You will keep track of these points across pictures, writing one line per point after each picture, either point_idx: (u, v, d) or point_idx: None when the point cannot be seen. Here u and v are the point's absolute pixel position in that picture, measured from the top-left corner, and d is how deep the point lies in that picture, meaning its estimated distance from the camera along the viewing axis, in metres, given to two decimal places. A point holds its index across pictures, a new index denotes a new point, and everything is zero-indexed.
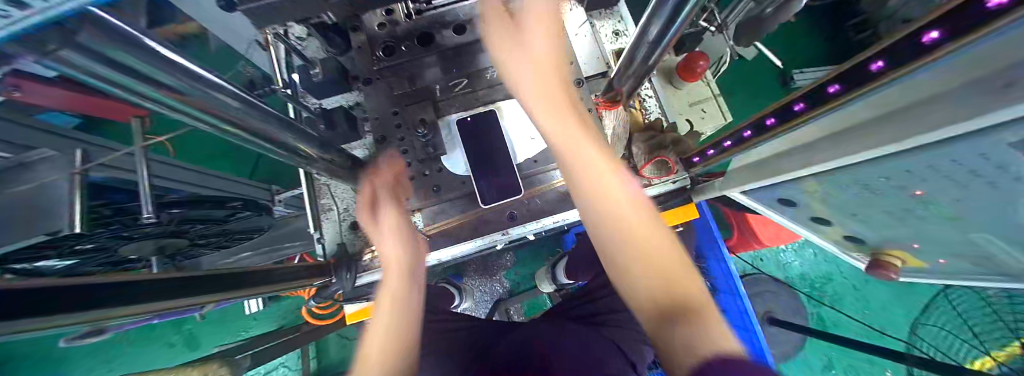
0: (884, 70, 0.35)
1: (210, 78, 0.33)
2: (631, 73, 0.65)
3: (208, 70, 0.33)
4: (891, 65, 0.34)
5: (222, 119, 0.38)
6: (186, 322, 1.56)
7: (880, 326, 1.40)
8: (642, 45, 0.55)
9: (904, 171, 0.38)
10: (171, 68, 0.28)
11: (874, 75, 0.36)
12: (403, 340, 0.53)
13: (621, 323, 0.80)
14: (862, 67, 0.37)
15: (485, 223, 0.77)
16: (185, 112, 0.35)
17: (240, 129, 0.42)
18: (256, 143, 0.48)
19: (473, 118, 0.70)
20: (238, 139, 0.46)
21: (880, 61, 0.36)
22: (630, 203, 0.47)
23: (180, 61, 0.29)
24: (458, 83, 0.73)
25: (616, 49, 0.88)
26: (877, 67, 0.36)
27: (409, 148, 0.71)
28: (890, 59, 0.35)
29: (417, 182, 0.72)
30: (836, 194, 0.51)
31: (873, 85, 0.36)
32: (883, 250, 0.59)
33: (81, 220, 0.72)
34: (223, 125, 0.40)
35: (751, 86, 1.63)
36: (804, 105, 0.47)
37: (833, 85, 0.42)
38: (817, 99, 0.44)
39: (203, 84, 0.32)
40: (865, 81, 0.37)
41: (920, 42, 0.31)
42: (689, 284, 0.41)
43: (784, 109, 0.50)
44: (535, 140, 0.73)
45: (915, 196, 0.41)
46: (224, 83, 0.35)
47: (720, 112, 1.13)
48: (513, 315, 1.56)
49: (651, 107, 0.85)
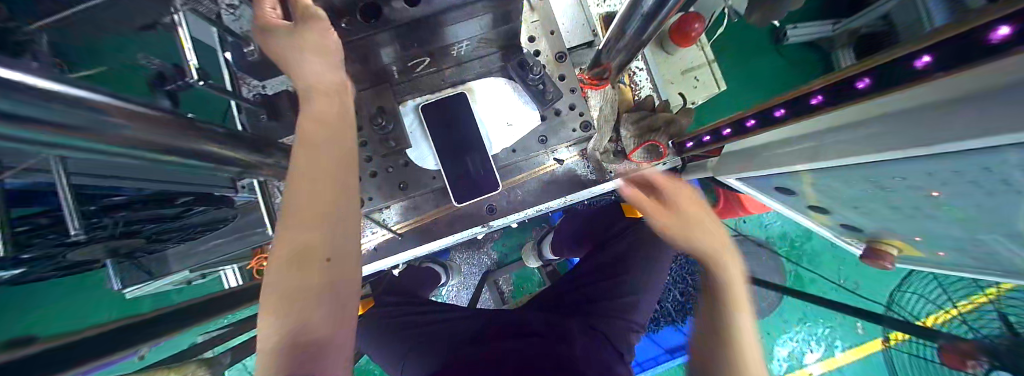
0: (930, 67, 0.31)
1: (103, 101, 0.26)
2: (624, 47, 0.56)
3: (103, 90, 0.27)
4: (939, 63, 0.30)
5: (136, 143, 0.32)
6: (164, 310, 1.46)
7: (864, 292, 1.50)
8: (635, 18, 0.47)
9: (924, 174, 0.37)
10: (40, 102, 0.21)
11: (920, 73, 0.32)
12: (312, 291, 0.41)
13: (608, 312, 0.81)
14: (906, 63, 0.33)
15: (461, 218, 0.73)
16: (84, 147, 0.28)
17: (160, 151, 0.35)
18: (179, 162, 0.40)
19: (439, 103, 0.63)
20: (154, 161, 0.38)
21: (926, 57, 0.31)
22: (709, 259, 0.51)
23: (58, 87, 0.22)
24: (419, 62, 0.61)
25: (603, 13, 0.78)
26: (923, 64, 0.32)
27: (368, 138, 0.62)
28: (940, 56, 0.30)
29: (379, 178, 0.65)
30: (843, 188, 0.51)
31: (915, 83, 0.33)
32: (884, 239, 0.61)
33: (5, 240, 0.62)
34: (139, 151, 0.33)
35: (744, 44, 1.53)
36: (823, 98, 0.43)
37: (863, 79, 0.38)
38: (838, 94, 0.41)
39: (84, 112, 0.25)
40: (910, 79, 0.33)
41: (984, 38, 0.27)
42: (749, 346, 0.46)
43: (796, 100, 0.47)
44: (513, 127, 0.66)
45: (930, 196, 0.41)
46: (129, 105, 0.29)
47: (713, 80, 1.05)
48: (501, 286, 1.57)
49: (642, 81, 0.77)
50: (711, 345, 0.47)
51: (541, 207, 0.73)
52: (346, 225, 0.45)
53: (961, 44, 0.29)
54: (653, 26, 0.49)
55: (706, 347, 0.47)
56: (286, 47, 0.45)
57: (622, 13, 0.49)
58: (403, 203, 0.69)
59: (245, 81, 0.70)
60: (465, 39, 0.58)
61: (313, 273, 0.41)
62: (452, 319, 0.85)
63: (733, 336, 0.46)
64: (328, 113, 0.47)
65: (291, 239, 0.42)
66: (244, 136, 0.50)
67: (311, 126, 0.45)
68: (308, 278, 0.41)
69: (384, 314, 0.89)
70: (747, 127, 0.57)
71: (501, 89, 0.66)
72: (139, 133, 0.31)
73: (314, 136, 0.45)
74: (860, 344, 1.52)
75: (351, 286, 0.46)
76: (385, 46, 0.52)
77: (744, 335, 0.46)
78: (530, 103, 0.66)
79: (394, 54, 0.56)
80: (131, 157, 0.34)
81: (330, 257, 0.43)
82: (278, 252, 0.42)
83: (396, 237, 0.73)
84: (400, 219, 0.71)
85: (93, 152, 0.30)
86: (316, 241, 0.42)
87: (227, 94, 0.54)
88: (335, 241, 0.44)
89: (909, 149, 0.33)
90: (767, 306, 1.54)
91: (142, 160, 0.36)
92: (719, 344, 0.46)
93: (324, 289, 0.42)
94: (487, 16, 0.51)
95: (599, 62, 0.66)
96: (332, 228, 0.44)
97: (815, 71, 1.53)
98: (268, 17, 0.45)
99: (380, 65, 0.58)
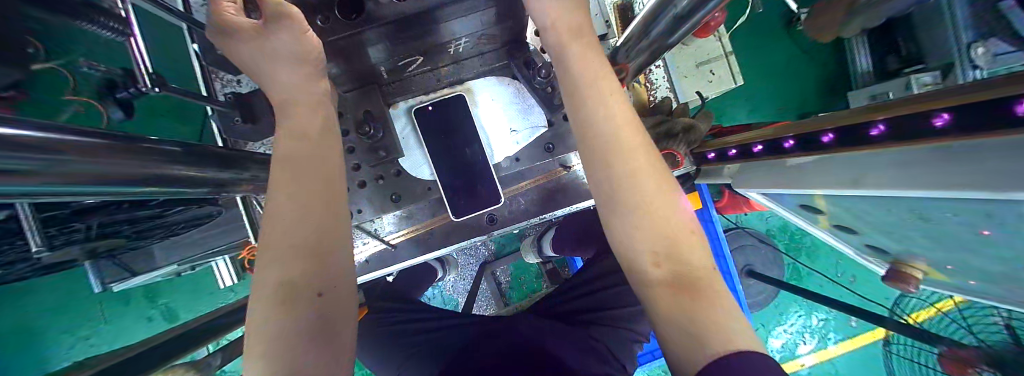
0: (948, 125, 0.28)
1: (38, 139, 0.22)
2: (645, 48, 0.50)
3: (32, 124, 0.22)
4: (954, 122, 0.28)
5: (71, 181, 0.27)
6: (160, 296, 1.36)
7: (860, 289, 1.51)
8: (663, 18, 0.41)
9: (981, 214, 0.32)
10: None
11: (933, 131, 0.30)
12: (306, 325, 0.35)
13: (611, 321, 0.77)
14: (925, 118, 0.31)
15: (460, 227, 0.67)
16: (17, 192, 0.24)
17: (114, 183, 0.31)
18: (140, 190, 0.36)
19: (434, 106, 0.58)
20: (111, 193, 0.34)
21: (945, 115, 0.29)
22: (626, 148, 0.41)
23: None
24: (411, 62, 0.54)
25: (617, 1, 0.69)
26: (941, 122, 0.29)
27: (356, 145, 0.58)
28: (956, 116, 0.28)
29: (370, 190, 0.59)
30: (871, 210, 0.46)
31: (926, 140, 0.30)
32: (907, 261, 0.58)
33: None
34: (84, 188, 0.29)
35: (759, 30, 1.44)
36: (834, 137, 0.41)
37: (878, 127, 0.35)
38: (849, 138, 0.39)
39: (9, 156, 0.20)
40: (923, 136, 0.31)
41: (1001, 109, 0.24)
42: (692, 263, 0.39)
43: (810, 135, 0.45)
44: (516, 133, 0.61)
45: (979, 235, 0.37)
46: (68, 138, 0.25)
47: (730, 73, 0.97)
48: (500, 277, 1.54)
49: (658, 80, 0.70)
50: (651, 252, 0.39)
51: (544, 215, 0.66)
52: (334, 253, 0.38)
53: (980, 107, 0.26)
54: (682, 28, 0.43)
55: (646, 259, 0.39)
56: (257, 56, 0.41)
57: (648, 11, 0.42)
58: (400, 212, 0.65)
59: (217, 75, 0.63)
60: (465, 36, 0.52)
61: (301, 315, 0.35)
62: (449, 327, 0.81)
63: (670, 233, 0.39)
64: (309, 127, 0.41)
65: (277, 272, 0.36)
66: (210, 150, 0.45)
67: (290, 144, 0.40)
68: (293, 320, 0.34)
69: (382, 321, 0.86)
70: (755, 153, 0.57)
71: (504, 93, 0.61)
72: (84, 169, 0.27)
73: (296, 157, 0.39)
74: (852, 336, 1.54)
75: (343, 325, 0.38)
76: (374, 46, 0.46)
77: (677, 226, 0.40)
78: (535, 107, 0.61)
79: (384, 52, 0.49)
80: (80, 193, 0.30)
81: (321, 292, 0.36)
82: (262, 287, 0.36)
83: (389, 248, 0.68)
84: (397, 228, 0.67)
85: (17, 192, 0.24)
86: (304, 275, 0.36)
87: (195, 97, 0.47)
88: (325, 274, 0.37)
89: (952, 190, 0.28)
90: (763, 300, 1.49)
91: (92, 193, 0.32)
92: (659, 251, 0.39)
93: (311, 331, 0.35)
94: (490, 11, 0.46)
95: (615, 61, 0.56)
96: (319, 259, 0.37)
97: (828, 60, 1.46)
98: (228, 15, 0.38)
99: (370, 66, 0.52)
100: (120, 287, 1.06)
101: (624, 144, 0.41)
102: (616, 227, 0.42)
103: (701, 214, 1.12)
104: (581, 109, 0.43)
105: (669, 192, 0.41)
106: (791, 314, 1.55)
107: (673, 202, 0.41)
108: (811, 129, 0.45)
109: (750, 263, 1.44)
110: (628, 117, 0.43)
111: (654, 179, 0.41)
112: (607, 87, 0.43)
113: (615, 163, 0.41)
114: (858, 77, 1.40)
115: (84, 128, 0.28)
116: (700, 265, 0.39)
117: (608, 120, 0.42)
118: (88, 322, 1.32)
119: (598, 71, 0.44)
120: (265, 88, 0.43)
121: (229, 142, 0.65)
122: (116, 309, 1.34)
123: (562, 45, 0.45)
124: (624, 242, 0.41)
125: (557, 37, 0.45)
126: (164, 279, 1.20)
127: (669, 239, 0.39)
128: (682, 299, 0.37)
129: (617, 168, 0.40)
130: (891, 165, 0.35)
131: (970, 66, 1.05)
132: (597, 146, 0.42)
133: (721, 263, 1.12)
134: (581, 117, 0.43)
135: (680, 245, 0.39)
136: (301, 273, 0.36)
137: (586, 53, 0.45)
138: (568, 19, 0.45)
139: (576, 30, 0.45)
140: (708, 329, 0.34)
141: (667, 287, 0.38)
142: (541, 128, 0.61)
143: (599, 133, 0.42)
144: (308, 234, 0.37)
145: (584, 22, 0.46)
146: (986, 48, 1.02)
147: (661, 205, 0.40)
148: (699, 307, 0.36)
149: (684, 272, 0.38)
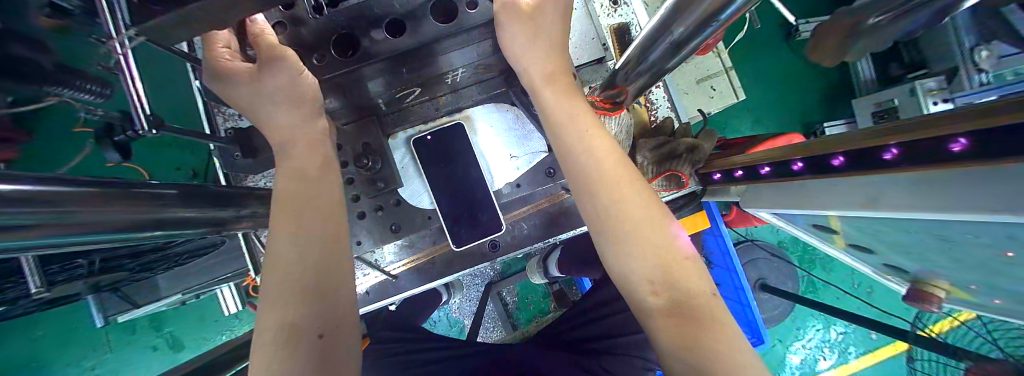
0: (968, 152, 0.26)
1: (34, 194, 0.22)
2: (642, 72, 0.49)
3: (28, 178, 0.23)
4: (980, 149, 0.25)
5: (69, 233, 0.27)
6: (164, 324, 1.34)
7: (880, 301, 1.45)
8: (660, 44, 0.40)
9: (1006, 236, 0.30)
10: None
11: (950, 159, 0.26)
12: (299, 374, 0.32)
13: (622, 351, 0.73)
14: (939, 141, 0.28)
15: (460, 255, 0.65)
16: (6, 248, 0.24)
17: (116, 233, 0.31)
18: (145, 235, 0.36)
19: (433, 136, 0.59)
20: (119, 240, 0.35)
21: (963, 139, 0.26)
22: (609, 174, 0.40)
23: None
24: (411, 92, 0.54)
25: (614, 24, 0.70)
26: (956, 147, 0.26)
27: (355, 176, 0.57)
28: (976, 140, 0.25)
29: (369, 221, 0.58)
30: (888, 230, 0.43)
31: (945, 167, 0.27)
32: (929, 281, 0.54)
33: (34, 283, 0.69)
34: (81, 240, 0.29)
35: (757, 42, 1.44)
36: (844, 160, 0.38)
37: (892, 149, 0.32)
38: (860, 163, 0.35)
39: (6, 215, 0.20)
40: (939, 162, 0.28)
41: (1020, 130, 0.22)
42: (698, 291, 0.36)
43: (815, 156, 0.41)
44: (516, 159, 0.62)
45: (1003, 256, 0.35)
46: (66, 189, 0.25)
47: (732, 89, 0.99)
48: (506, 297, 1.49)
49: (658, 100, 0.70)
50: (648, 281, 0.37)
51: (549, 240, 0.64)
52: (331, 289, 0.37)
53: (1002, 133, 0.23)
54: (679, 54, 0.43)
55: (644, 287, 0.37)
56: (250, 100, 0.42)
57: (645, 36, 0.42)
58: (400, 241, 0.63)
59: (218, 108, 0.64)
60: (462, 66, 0.52)
61: (300, 357, 0.33)
62: (452, 359, 0.78)
63: (668, 261, 0.37)
64: (306, 166, 0.42)
65: (276, 318, 0.34)
66: (210, 189, 0.45)
67: (286, 185, 0.40)
68: (294, 365, 0.32)
69: (381, 350, 0.83)
70: (762, 174, 0.51)
71: (500, 119, 0.62)
72: (89, 219, 0.27)
73: (293, 196, 0.40)
74: (873, 349, 1.46)
75: (347, 364, 0.36)
76: (373, 80, 0.46)
77: (674, 256, 0.37)
78: (536, 132, 0.61)
79: (383, 86, 0.49)
80: (77, 244, 0.30)
81: (322, 332, 0.34)
82: (262, 335, 0.34)
83: (390, 279, 0.66)
84: (399, 257, 0.65)
85: (10, 249, 0.25)
86: (299, 315, 0.34)
87: (198, 135, 0.48)
88: (324, 313, 0.35)
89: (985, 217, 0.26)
90: (780, 315, 1.41)
91: (98, 242, 0.32)
92: (656, 279, 0.36)
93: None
94: (486, 42, 0.47)
95: (614, 84, 0.56)
96: (315, 292, 0.36)
97: (830, 70, 1.45)
98: (224, 61, 0.39)
99: (370, 100, 0.53)
100: (124, 318, 1.05)
101: (607, 171, 0.40)
102: (612, 257, 0.39)
103: (710, 228, 1.05)
104: (562, 142, 0.43)
105: (663, 217, 0.39)
106: (809, 328, 1.46)
107: (667, 228, 0.39)
108: (824, 149, 0.40)
109: (763, 276, 1.38)
110: (609, 142, 0.42)
111: (644, 204, 0.39)
112: (586, 119, 0.43)
113: (599, 194, 0.39)
114: (860, 84, 1.40)
115: (85, 178, 0.28)
116: (706, 296, 0.36)
117: (588, 151, 0.41)
118: (89, 353, 1.29)
119: (578, 100, 0.44)
120: (266, 126, 0.44)
121: (229, 176, 0.65)
122: (121, 338, 1.32)
123: (542, 85, 0.45)
124: (619, 272, 0.39)
125: (535, 77, 0.45)
126: (168, 307, 1.19)
127: (666, 269, 0.36)
128: (686, 331, 0.34)
129: (603, 196, 0.39)
130: (907, 185, 0.33)
131: (975, 70, 1.06)
132: (580, 177, 0.41)
133: (733, 278, 1.06)
134: (562, 149, 0.42)
135: (680, 275, 0.36)
136: (293, 314, 0.34)
137: (567, 88, 0.45)
138: (542, 59, 0.44)
139: (556, 62, 0.45)
140: (719, 367, 0.31)
141: (667, 317, 0.35)
142: (541, 153, 0.61)
143: (581, 164, 0.41)
144: (296, 272, 0.36)
145: (560, 62, 0.46)
146: (990, 51, 1.04)
147: (656, 232, 0.38)
148: (707, 340, 0.33)
149: (687, 302, 0.35)
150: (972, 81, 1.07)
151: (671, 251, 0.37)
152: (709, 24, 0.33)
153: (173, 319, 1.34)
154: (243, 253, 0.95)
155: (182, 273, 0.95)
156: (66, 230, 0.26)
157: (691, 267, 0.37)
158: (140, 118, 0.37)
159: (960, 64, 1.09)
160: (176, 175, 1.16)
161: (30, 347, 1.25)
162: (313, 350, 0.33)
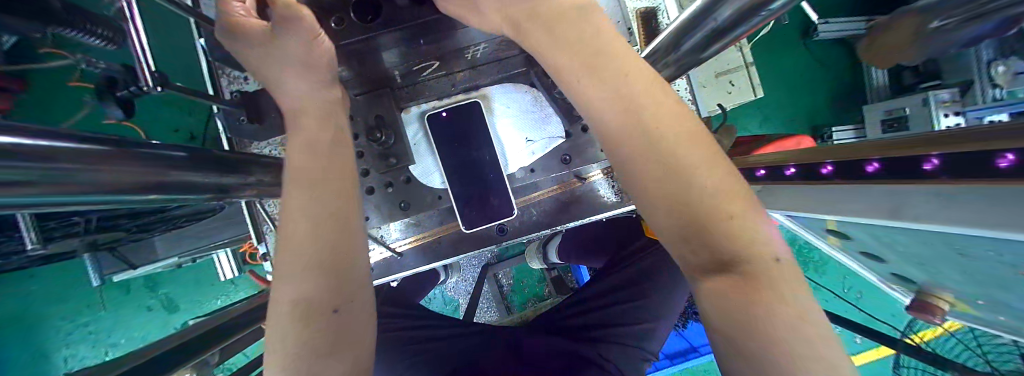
0: (1016, 165, 0.24)
1: (54, 149, 0.21)
2: (672, 62, 0.47)
3: (43, 130, 0.22)
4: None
5: (88, 190, 0.26)
6: (162, 285, 1.34)
7: (868, 307, 1.49)
8: (700, 31, 0.38)
9: None
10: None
11: (994, 174, 0.25)
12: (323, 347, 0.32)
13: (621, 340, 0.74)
14: (989, 154, 0.26)
15: (467, 237, 0.64)
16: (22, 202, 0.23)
17: (129, 193, 0.31)
18: (152, 197, 0.35)
19: (448, 113, 0.57)
20: (126, 201, 0.34)
21: (1011, 155, 0.24)
22: (627, 115, 0.33)
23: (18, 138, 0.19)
24: (428, 66, 0.52)
25: (640, 8, 0.67)
26: (1004, 163, 0.25)
27: (365, 150, 0.56)
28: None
29: (377, 196, 0.57)
30: (908, 242, 0.43)
31: (986, 180, 0.26)
32: (934, 293, 0.55)
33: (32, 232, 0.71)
34: (99, 198, 0.29)
35: (775, 39, 1.40)
36: (879, 166, 0.37)
37: (934, 159, 0.31)
38: (901, 172, 0.34)
39: (28, 166, 0.20)
40: (985, 173, 0.26)
41: None
42: (747, 248, 0.28)
43: (851, 161, 0.40)
44: (531, 143, 0.60)
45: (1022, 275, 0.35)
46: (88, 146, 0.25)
47: (750, 86, 0.97)
48: (502, 280, 1.51)
49: (680, 91, 0.69)
50: (680, 239, 0.31)
51: (558, 227, 0.63)
52: (348, 265, 0.36)
53: None
54: (715, 45, 0.41)
55: (677, 247, 0.31)
56: (263, 61, 0.40)
57: (681, 22, 0.40)
58: (407, 219, 0.63)
59: (222, 70, 0.61)
60: (483, 41, 0.49)
61: (318, 332, 0.32)
62: (455, 336, 0.80)
63: (700, 215, 0.29)
64: (314, 138, 0.40)
65: (294, 291, 0.34)
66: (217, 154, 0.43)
67: (300, 158, 0.38)
68: (315, 339, 0.32)
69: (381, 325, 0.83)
70: (787, 174, 0.52)
71: (520, 99, 0.60)
72: (109, 177, 0.27)
73: (308, 169, 0.38)
74: (856, 353, 1.51)
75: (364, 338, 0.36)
76: (389, 50, 0.44)
77: (713, 207, 0.29)
78: (554, 117, 0.60)
79: (397, 57, 0.47)
80: (90, 203, 0.29)
81: (340, 307, 0.34)
82: (279, 308, 0.33)
83: (394, 256, 0.65)
84: (406, 235, 0.65)
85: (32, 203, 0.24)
86: (318, 291, 0.33)
87: (207, 97, 0.46)
88: (343, 289, 0.35)
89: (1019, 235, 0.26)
90: None
91: (112, 201, 0.32)
92: (689, 235, 0.30)
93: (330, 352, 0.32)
94: None
95: None
96: (336, 268, 0.35)
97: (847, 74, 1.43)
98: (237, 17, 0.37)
99: (384, 72, 0.51)
100: (119, 277, 1.04)
101: (624, 112, 0.34)
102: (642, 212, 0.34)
103: None
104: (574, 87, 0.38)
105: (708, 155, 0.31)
106: None
107: (701, 179, 0.30)
108: (859, 155, 0.39)
109: None
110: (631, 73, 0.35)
111: (675, 142, 0.31)
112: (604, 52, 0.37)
113: (619, 143, 0.34)
114: (874, 91, 1.39)
115: (99, 136, 0.27)
116: (757, 254, 0.28)
117: (604, 91, 0.35)
118: (86, 309, 1.29)
119: (591, 32, 0.38)
120: (275, 90, 0.42)
121: (233, 141, 0.64)
122: (116, 297, 1.32)
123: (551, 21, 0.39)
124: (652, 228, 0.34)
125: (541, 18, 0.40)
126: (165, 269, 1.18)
127: (696, 231, 0.29)
128: (733, 307, 0.28)
129: (621, 143, 0.34)
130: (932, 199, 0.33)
131: (989, 85, 1.08)
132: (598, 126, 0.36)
133: None
134: (576, 95, 0.37)
135: (720, 239, 0.28)
136: (312, 288, 0.34)
137: (580, 27, 0.38)
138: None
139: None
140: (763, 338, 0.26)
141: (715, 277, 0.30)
142: (557, 139, 0.60)
143: (597, 108, 0.35)
144: (315, 245, 0.35)
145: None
146: (1005, 66, 1.04)
147: (691, 175, 0.30)
148: (760, 322, 0.26)
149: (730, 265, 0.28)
150: (985, 96, 1.09)
151: (711, 197, 0.29)
152: (756, 10, 0.32)
153: (171, 280, 1.35)
154: (242, 220, 0.94)
155: (181, 235, 0.94)
156: (86, 186, 0.25)
157: (743, 217, 0.29)
158: (144, 74, 0.34)
159: (975, 78, 1.10)
160: (173, 137, 1.13)
161: (25, 300, 1.25)
162: (336, 328, 0.33)
